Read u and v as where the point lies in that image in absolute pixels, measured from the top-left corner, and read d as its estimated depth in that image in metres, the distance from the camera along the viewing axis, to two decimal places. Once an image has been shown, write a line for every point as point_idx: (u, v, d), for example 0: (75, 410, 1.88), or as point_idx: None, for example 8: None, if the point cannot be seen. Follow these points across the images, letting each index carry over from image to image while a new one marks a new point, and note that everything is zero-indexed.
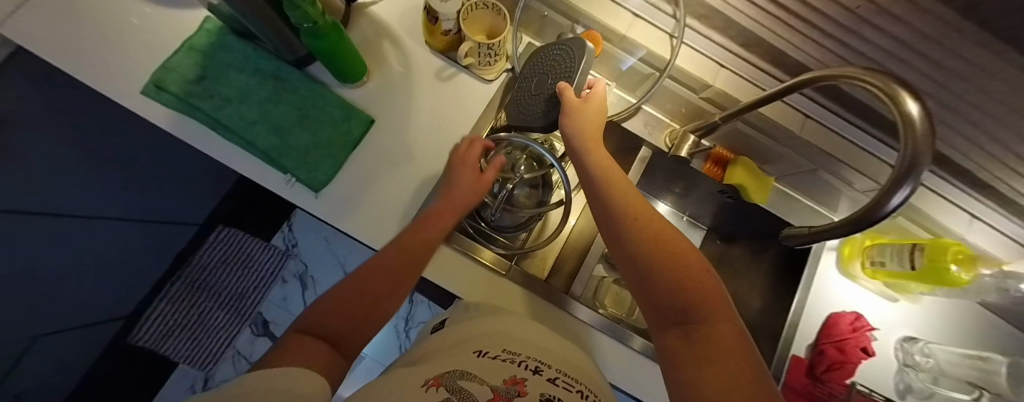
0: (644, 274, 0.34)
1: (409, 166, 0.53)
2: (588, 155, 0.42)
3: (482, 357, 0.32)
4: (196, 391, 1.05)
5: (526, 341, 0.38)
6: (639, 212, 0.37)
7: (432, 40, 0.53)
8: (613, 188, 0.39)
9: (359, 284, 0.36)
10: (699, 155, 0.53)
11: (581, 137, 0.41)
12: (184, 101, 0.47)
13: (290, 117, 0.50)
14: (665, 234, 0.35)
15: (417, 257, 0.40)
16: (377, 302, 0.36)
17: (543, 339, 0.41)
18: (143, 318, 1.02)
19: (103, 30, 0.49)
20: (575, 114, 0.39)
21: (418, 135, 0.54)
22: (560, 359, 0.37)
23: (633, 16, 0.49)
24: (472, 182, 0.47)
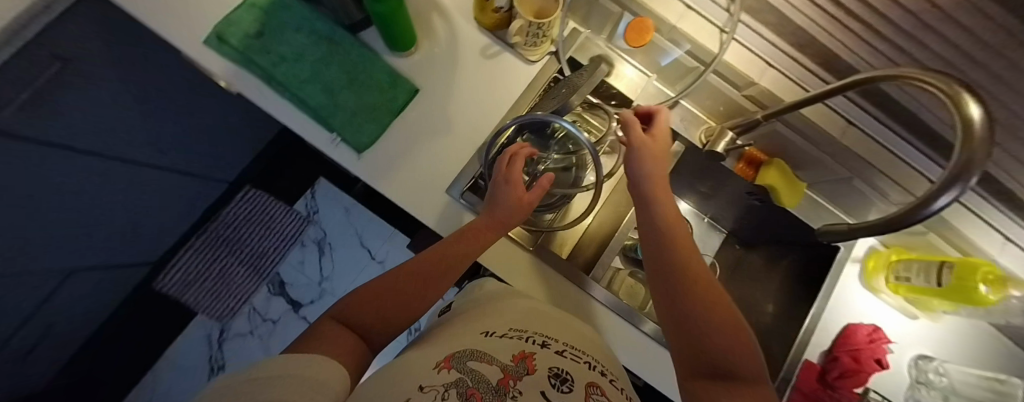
0: (678, 302, 0.32)
1: (446, 138, 0.54)
2: (653, 183, 0.41)
3: (491, 337, 0.33)
4: (212, 342, 1.09)
5: (535, 318, 0.39)
6: (687, 251, 0.36)
7: (483, 17, 0.55)
8: (665, 217, 0.39)
9: (396, 281, 0.38)
10: (734, 154, 0.54)
11: (652, 169, 0.41)
12: (243, 54, 0.49)
13: (339, 80, 0.52)
14: (701, 272, 0.35)
15: (449, 252, 0.42)
16: (410, 303, 0.38)
17: (547, 315, 0.41)
18: (168, 266, 1.08)
19: None
20: (652, 159, 0.41)
21: (460, 107, 0.55)
22: (569, 332, 0.38)
23: (685, 8, 0.50)
24: (518, 201, 0.46)
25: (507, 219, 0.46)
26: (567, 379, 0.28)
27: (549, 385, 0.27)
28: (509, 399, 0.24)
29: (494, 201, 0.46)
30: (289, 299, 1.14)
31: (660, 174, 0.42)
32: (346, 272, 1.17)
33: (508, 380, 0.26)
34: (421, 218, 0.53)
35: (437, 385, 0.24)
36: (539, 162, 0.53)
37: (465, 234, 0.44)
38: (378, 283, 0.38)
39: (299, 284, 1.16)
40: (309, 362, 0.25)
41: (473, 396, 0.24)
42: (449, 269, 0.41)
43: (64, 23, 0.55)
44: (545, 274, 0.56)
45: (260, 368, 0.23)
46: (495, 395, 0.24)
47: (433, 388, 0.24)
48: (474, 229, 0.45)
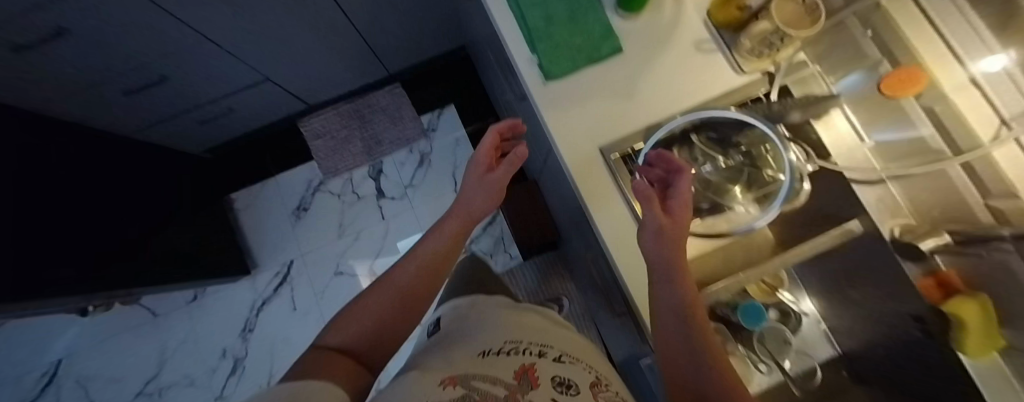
0: (694, 375, 0.31)
1: (624, 105, 0.54)
2: (677, 225, 0.40)
3: (489, 354, 0.31)
4: (310, 187, 1.26)
5: (525, 333, 0.39)
6: (699, 313, 0.36)
7: (718, 11, 0.52)
8: (681, 272, 0.37)
9: (382, 299, 0.41)
10: (921, 263, 0.45)
11: (678, 209, 0.40)
12: None
13: (560, 13, 0.56)
14: (699, 312, 0.36)
15: (429, 249, 0.47)
16: (411, 304, 0.42)
17: (522, 326, 0.41)
18: (314, 115, 1.28)
19: None
20: (681, 199, 0.41)
21: (652, 83, 0.54)
22: (566, 349, 0.38)
23: (967, 88, 0.42)
24: (491, 186, 0.51)
25: (475, 217, 0.51)
26: (570, 385, 0.27)
27: (557, 391, 0.26)
28: None
29: (464, 201, 0.51)
30: (378, 187, 1.27)
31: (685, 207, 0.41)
32: (430, 191, 1.26)
33: (515, 394, 0.24)
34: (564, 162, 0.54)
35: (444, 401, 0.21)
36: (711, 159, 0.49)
37: (427, 251, 0.47)
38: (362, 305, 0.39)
39: (391, 179, 1.28)
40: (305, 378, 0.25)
41: None
42: (441, 265, 0.47)
43: None
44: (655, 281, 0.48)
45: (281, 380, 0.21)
46: None
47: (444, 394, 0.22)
48: (438, 229, 0.49)
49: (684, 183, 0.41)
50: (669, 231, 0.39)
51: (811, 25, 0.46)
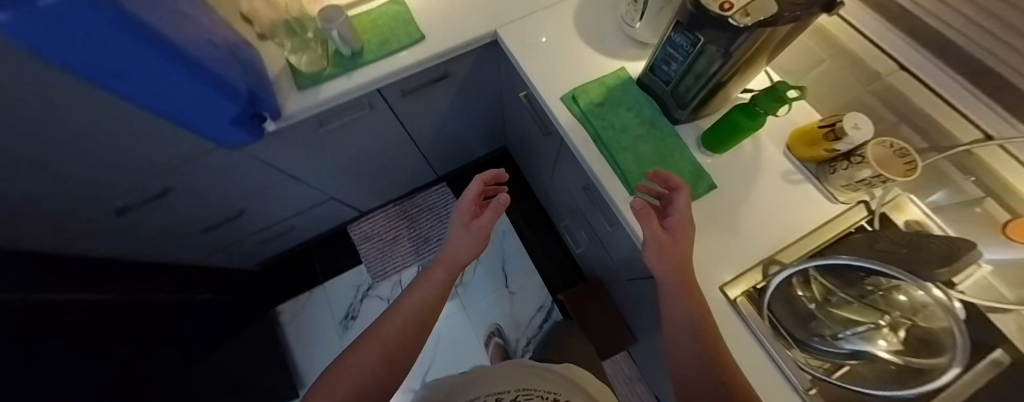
0: (703, 371, 0.42)
1: (730, 241, 0.55)
2: (676, 243, 0.48)
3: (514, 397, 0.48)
4: (359, 292, 1.24)
5: (525, 383, 0.56)
6: (711, 330, 0.44)
7: (800, 149, 0.58)
8: (692, 299, 0.45)
9: (382, 356, 0.47)
10: None
11: (678, 256, 0.47)
12: (586, 114, 0.65)
13: (648, 155, 0.61)
14: (717, 342, 0.44)
15: (430, 302, 0.55)
16: (410, 345, 0.50)
17: (528, 381, 0.57)
18: (364, 218, 1.32)
19: (552, 54, 0.72)
20: (680, 228, 0.49)
21: (750, 216, 0.57)
22: (535, 386, 0.56)
23: None
24: (477, 241, 0.60)
25: (455, 264, 0.59)
26: None
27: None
28: None
29: (453, 249, 0.60)
30: None
31: (686, 226, 0.49)
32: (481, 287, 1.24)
33: None
34: None
35: None
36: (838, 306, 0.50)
37: (417, 298, 0.55)
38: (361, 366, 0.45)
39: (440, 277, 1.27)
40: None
41: None
42: (429, 314, 0.54)
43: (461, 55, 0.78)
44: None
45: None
46: None
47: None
48: (427, 282, 0.58)
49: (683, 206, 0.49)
50: (658, 254, 0.47)
51: (905, 170, 0.49)
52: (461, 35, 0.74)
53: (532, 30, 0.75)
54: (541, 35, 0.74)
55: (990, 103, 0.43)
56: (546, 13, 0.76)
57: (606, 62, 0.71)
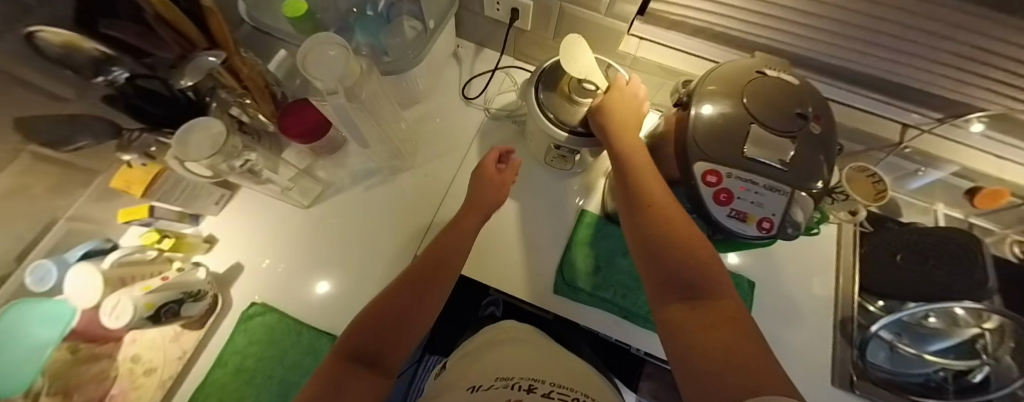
0: (656, 248, 0.34)
1: (800, 327, 0.54)
2: (615, 136, 0.43)
3: (475, 391, 0.26)
4: None
5: (546, 367, 0.30)
6: (654, 196, 0.37)
7: None
8: (642, 177, 0.39)
9: (336, 369, 0.28)
10: None
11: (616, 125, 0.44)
12: (596, 295, 0.53)
13: None
14: (679, 227, 0.34)
15: (416, 306, 0.36)
16: (378, 363, 0.30)
17: (524, 358, 0.31)
18: None
19: (508, 242, 0.57)
20: (616, 100, 0.46)
21: (791, 285, 0.57)
22: (574, 378, 0.29)
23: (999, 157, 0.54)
24: (490, 204, 0.51)
25: (459, 255, 0.43)
26: None
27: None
28: None
29: (476, 195, 0.51)
30: None
31: (625, 126, 0.45)
32: None
33: None
34: None
35: None
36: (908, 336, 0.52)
37: (388, 310, 0.34)
38: (328, 378, 0.28)
39: None
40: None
41: None
42: (401, 323, 0.33)
43: None
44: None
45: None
46: None
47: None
48: (409, 286, 0.37)
49: (612, 97, 0.46)
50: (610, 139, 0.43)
51: (875, 193, 0.53)
52: None
53: None
54: None
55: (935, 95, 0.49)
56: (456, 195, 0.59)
57: (562, 211, 0.61)
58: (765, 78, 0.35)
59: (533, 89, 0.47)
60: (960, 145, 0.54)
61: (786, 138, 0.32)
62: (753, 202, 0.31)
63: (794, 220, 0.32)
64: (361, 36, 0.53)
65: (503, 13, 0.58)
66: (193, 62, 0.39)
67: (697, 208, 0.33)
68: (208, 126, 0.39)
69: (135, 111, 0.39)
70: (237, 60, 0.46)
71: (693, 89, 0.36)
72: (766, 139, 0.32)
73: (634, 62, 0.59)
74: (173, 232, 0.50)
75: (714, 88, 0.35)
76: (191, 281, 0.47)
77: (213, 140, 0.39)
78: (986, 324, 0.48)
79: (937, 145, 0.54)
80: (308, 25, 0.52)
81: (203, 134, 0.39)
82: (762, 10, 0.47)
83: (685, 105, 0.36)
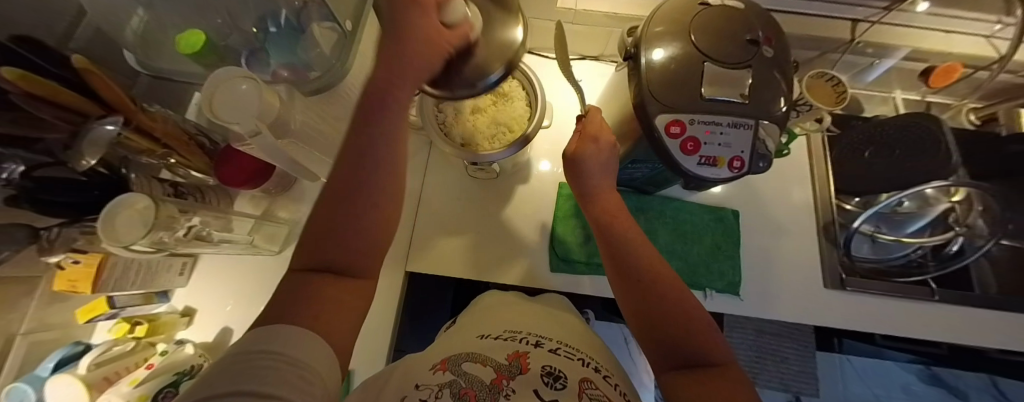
0: (641, 301, 0.35)
1: (786, 240, 0.57)
2: (594, 196, 0.45)
3: (486, 339, 0.33)
4: None
5: (533, 321, 0.39)
6: (642, 255, 0.38)
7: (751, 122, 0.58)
8: (623, 234, 0.40)
9: (312, 261, 0.26)
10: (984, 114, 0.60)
11: (596, 185, 0.45)
12: (590, 263, 0.54)
13: (674, 240, 0.55)
14: (666, 284, 0.35)
15: (368, 175, 0.27)
16: (357, 261, 0.27)
17: (527, 318, 0.39)
18: None
19: (494, 235, 0.56)
20: (589, 153, 0.43)
21: (771, 206, 0.59)
22: (563, 332, 0.37)
23: (946, 33, 0.54)
24: (426, 39, 0.26)
25: (411, 73, 0.27)
26: (560, 375, 0.28)
27: (542, 383, 0.26)
28: (501, 399, 0.25)
29: None
30: None
31: (604, 184, 0.45)
32: None
33: (501, 379, 0.27)
34: (816, 322, 0.54)
35: (431, 383, 0.26)
36: (879, 229, 0.56)
37: (335, 195, 0.27)
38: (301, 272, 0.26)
39: None
40: (293, 341, 0.20)
41: (466, 395, 0.25)
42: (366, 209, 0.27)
43: (405, 323, 0.57)
44: (966, 316, 0.54)
45: (213, 365, 0.19)
46: (489, 395, 0.25)
47: (428, 385, 0.26)
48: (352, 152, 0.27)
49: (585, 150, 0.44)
50: (590, 201, 0.45)
51: (836, 97, 0.54)
52: (382, 322, 0.52)
53: (441, 231, 0.56)
54: (456, 227, 0.56)
55: None
56: (432, 201, 0.58)
57: (540, 189, 0.59)
58: (709, 10, 0.33)
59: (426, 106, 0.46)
60: (905, 27, 0.54)
61: (739, 70, 0.31)
62: (720, 144, 0.30)
63: (763, 152, 0.31)
64: (275, 57, 0.47)
65: None
66: (89, 135, 0.34)
67: (665, 162, 0.32)
68: (131, 201, 0.35)
69: (42, 208, 0.34)
70: (142, 117, 0.41)
71: (639, 36, 0.34)
72: (720, 76, 0.31)
73: (575, 17, 0.56)
74: (140, 318, 0.47)
75: (660, 30, 0.33)
76: (182, 359, 0.45)
77: (143, 217, 0.35)
78: (954, 199, 0.54)
79: (884, 32, 0.54)
80: (211, 59, 0.46)
81: (129, 212, 0.34)
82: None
83: (632, 57, 0.34)
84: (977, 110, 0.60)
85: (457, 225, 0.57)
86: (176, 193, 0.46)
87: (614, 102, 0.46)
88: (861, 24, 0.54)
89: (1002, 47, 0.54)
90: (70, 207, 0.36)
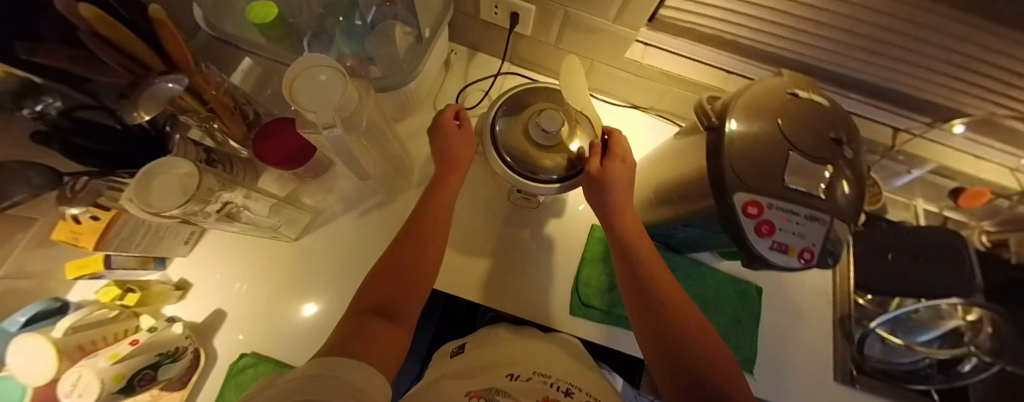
0: (659, 323, 0.35)
1: (802, 326, 0.57)
2: (615, 216, 0.42)
3: (514, 380, 0.29)
4: None
5: (560, 367, 0.34)
6: (660, 279, 0.38)
7: None
8: (646, 258, 0.40)
9: (365, 306, 0.29)
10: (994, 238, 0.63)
11: (619, 199, 0.42)
12: (611, 313, 0.53)
13: (697, 305, 0.55)
14: (682, 308, 0.36)
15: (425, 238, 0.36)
16: (399, 303, 0.30)
17: (550, 360, 0.35)
18: None
19: (517, 265, 0.54)
20: (616, 171, 0.42)
21: (792, 289, 0.59)
22: (590, 382, 0.33)
23: (975, 157, 0.58)
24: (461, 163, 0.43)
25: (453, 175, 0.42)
26: None
27: None
28: None
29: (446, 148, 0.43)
30: None
31: (626, 205, 0.43)
32: None
33: None
34: None
35: None
36: (894, 334, 0.57)
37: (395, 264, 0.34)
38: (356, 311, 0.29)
39: None
40: (354, 365, 0.21)
41: None
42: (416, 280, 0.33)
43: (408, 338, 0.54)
44: None
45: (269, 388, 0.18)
46: None
47: None
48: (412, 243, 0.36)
49: (614, 169, 0.42)
50: (612, 220, 0.42)
51: (871, 197, 0.56)
52: None
53: (466, 251, 0.54)
54: (482, 249, 0.54)
55: (941, 96, 0.51)
56: (461, 218, 0.56)
57: (572, 227, 0.59)
58: (796, 100, 0.34)
59: (489, 121, 0.47)
60: (941, 144, 0.57)
61: (820, 165, 0.32)
62: (793, 233, 0.30)
63: (833, 248, 0.31)
64: (345, 45, 0.47)
65: (501, 17, 0.54)
66: (148, 90, 0.32)
67: (736, 239, 0.32)
68: (171, 164, 0.32)
69: (68, 152, 0.31)
70: (199, 79, 0.39)
71: (725, 109, 0.34)
72: (803, 166, 0.31)
73: (639, 69, 0.57)
74: (134, 284, 0.44)
75: (749, 109, 0.33)
76: (170, 338, 0.41)
77: (182, 185, 0.33)
78: (970, 317, 0.55)
79: (921, 145, 0.57)
80: (280, 33, 0.45)
81: (169, 176, 0.32)
82: (760, 17, 0.46)
83: (715, 128, 0.34)
84: (989, 233, 0.64)
85: (483, 247, 0.55)
86: (207, 160, 0.43)
87: (670, 162, 0.46)
88: (902, 133, 0.57)
89: None
90: (102, 157, 0.33)
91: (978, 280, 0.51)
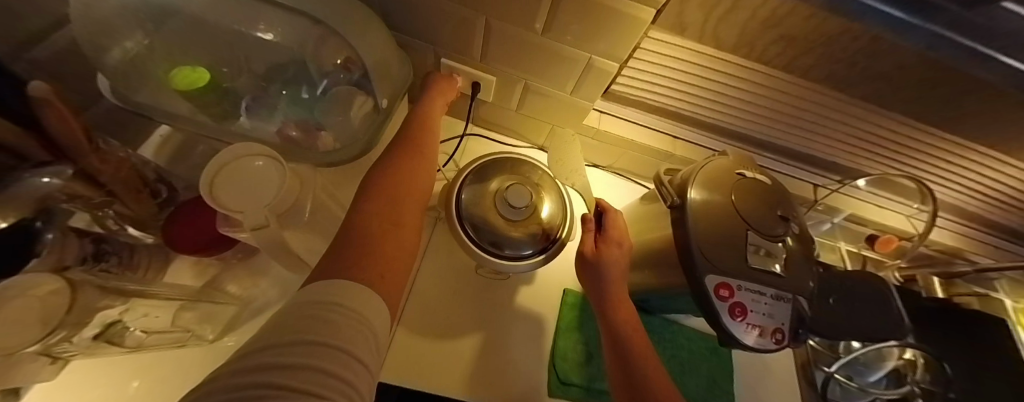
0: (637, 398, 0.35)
1: (772, 377, 0.58)
2: (608, 300, 0.41)
3: None
4: None
5: None
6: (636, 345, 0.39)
7: None
8: (625, 322, 0.40)
9: (363, 219, 0.28)
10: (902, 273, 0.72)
11: (614, 289, 0.42)
12: (590, 389, 0.49)
13: (674, 368, 0.53)
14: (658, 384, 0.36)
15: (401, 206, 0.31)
16: (399, 221, 0.29)
17: None
18: None
19: (489, 343, 0.49)
20: (611, 255, 0.42)
21: None
22: None
23: (879, 205, 0.67)
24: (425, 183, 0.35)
25: (414, 188, 0.34)
26: None
27: None
28: None
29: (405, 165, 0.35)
30: None
31: (620, 291, 0.42)
32: None
33: None
34: None
35: None
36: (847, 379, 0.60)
37: (394, 169, 0.34)
38: (353, 220, 0.28)
39: None
40: (350, 293, 0.21)
41: None
42: (402, 176, 0.34)
43: None
44: None
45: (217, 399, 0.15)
46: None
47: None
48: (407, 149, 0.38)
49: (610, 254, 0.42)
50: (603, 295, 0.42)
51: None
52: None
53: (432, 331, 0.48)
54: (449, 328, 0.49)
55: (847, 156, 0.60)
56: (425, 292, 0.51)
57: (545, 293, 0.56)
58: (747, 180, 0.36)
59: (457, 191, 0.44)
60: (852, 196, 0.66)
61: (776, 243, 0.33)
62: (764, 313, 0.31)
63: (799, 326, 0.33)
64: (290, 113, 0.43)
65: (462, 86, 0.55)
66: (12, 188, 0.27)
67: (712, 321, 0.31)
68: (37, 282, 0.25)
69: None
70: (94, 161, 0.32)
71: (684, 185, 0.35)
72: (762, 245, 0.33)
73: (597, 134, 0.59)
74: None
75: (707, 187, 0.35)
76: None
77: (43, 309, 0.26)
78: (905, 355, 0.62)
79: (839, 199, 0.65)
80: (211, 101, 0.40)
81: (27, 300, 0.24)
82: (699, 93, 0.51)
83: (679, 208, 0.34)
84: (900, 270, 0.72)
85: (451, 326, 0.49)
86: (94, 254, 0.32)
87: (640, 229, 0.47)
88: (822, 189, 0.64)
89: (917, 225, 0.68)
90: None
91: (907, 320, 0.55)
